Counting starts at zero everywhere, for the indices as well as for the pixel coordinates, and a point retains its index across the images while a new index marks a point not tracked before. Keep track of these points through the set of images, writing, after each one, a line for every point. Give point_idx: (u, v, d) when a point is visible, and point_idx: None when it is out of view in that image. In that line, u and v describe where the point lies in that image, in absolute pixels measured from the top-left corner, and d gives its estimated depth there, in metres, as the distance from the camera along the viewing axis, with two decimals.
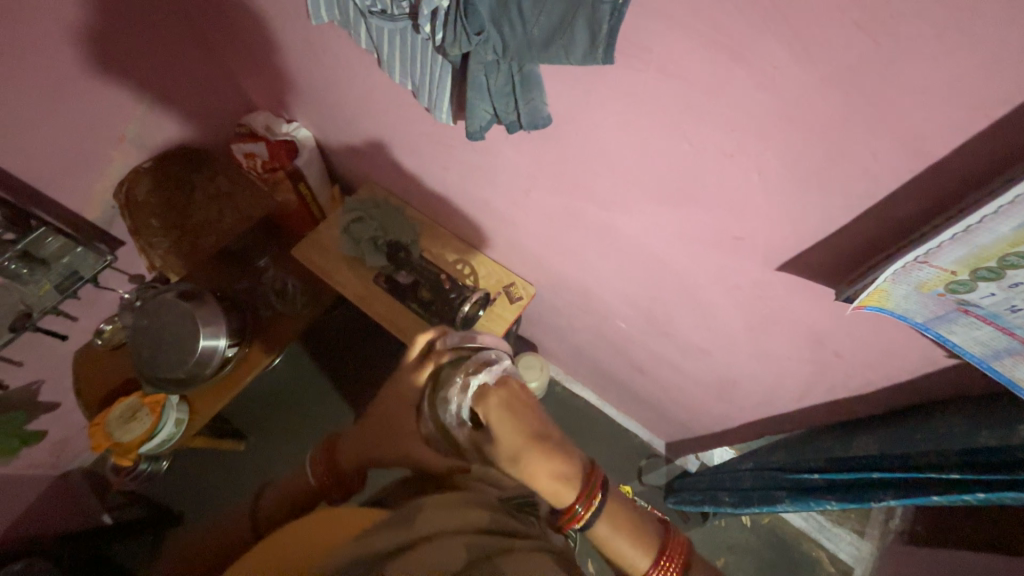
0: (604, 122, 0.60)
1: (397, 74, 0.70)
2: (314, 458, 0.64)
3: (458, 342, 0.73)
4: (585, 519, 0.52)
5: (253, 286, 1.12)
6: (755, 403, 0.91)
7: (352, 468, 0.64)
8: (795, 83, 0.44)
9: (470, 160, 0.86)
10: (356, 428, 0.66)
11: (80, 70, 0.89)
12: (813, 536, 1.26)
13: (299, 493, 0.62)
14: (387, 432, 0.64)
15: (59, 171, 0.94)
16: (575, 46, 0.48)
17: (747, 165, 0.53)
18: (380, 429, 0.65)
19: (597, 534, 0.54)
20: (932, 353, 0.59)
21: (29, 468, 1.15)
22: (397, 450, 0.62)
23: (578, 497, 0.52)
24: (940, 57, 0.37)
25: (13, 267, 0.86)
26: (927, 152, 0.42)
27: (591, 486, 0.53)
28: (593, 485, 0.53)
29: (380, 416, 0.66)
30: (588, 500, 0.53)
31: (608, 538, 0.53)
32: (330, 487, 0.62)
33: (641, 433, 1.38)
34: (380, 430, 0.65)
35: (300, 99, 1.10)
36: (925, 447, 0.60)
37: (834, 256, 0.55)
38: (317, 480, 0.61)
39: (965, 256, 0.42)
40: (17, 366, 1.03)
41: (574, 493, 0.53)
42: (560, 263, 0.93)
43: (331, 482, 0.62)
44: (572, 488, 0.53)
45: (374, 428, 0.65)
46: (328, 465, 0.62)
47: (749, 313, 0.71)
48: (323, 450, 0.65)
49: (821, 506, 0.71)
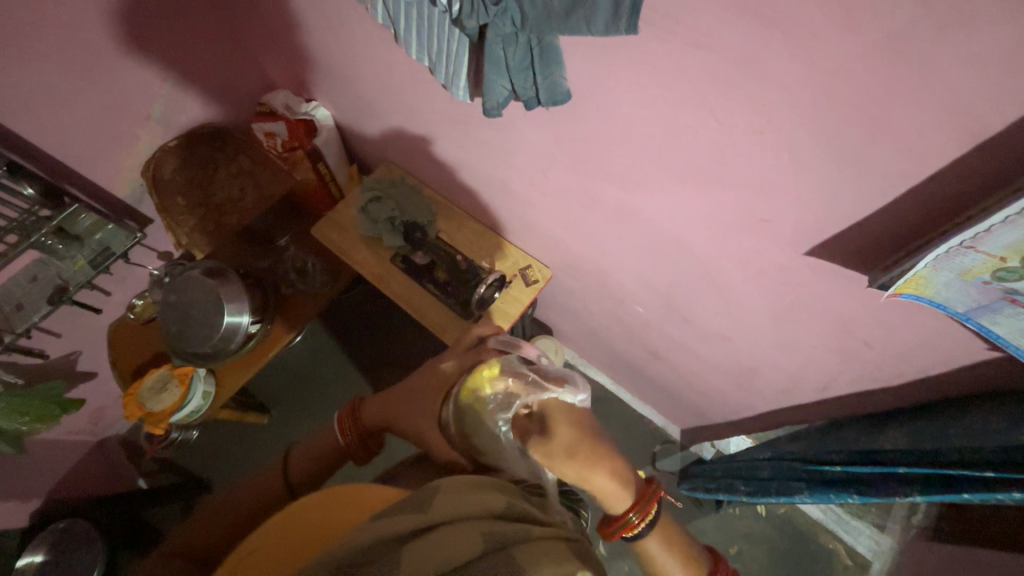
0: (626, 97, 0.58)
1: (414, 50, 0.69)
2: (340, 421, 0.72)
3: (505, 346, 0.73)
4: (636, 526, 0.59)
5: (274, 265, 1.15)
6: (776, 392, 0.89)
7: (372, 430, 0.72)
8: (835, 53, 0.41)
9: (487, 139, 0.84)
10: (379, 397, 0.73)
11: (105, 49, 0.90)
12: (830, 527, 1.24)
13: (324, 451, 0.70)
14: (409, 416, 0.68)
15: (89, 149, 0.97)
16: (596, 16, 0.45)
17: (776, 143, 0.50)
18: (402, 402, 0.70)
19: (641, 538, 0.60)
20: (971, 346, 0.56)
21: (70, 434, 1.22)
22: (410, 427, 0.67)
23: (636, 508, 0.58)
24: (1002, 19, 0.33)
25: (49, 242, 0.90)
26: (980, 128, 0.39)
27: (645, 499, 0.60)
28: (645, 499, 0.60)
29: (409, 393, 0.72)
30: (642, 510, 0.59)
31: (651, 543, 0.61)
32: (354, 447, 0.70)
33: (657, 419, 1.37)
34: (403, 406, 0.70)
35: (319, 77, 1.09)
36: (958, 442, 0.57)
37: (869, 239, 0.52)
38: (343, 440, 0.70)
39: (1017, 241, 0.39)
40: (56, 337, 1.09)
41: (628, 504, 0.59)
42: (578, 245, 0.92)
43: (355, 442, 0.70)
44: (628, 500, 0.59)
45: (398, 400, 0.71)
46: (354, 428, 0.70)
47: (773, 299, 0.69)
48: (349, 412, 0.72)
49: (841, 499, 0.70)
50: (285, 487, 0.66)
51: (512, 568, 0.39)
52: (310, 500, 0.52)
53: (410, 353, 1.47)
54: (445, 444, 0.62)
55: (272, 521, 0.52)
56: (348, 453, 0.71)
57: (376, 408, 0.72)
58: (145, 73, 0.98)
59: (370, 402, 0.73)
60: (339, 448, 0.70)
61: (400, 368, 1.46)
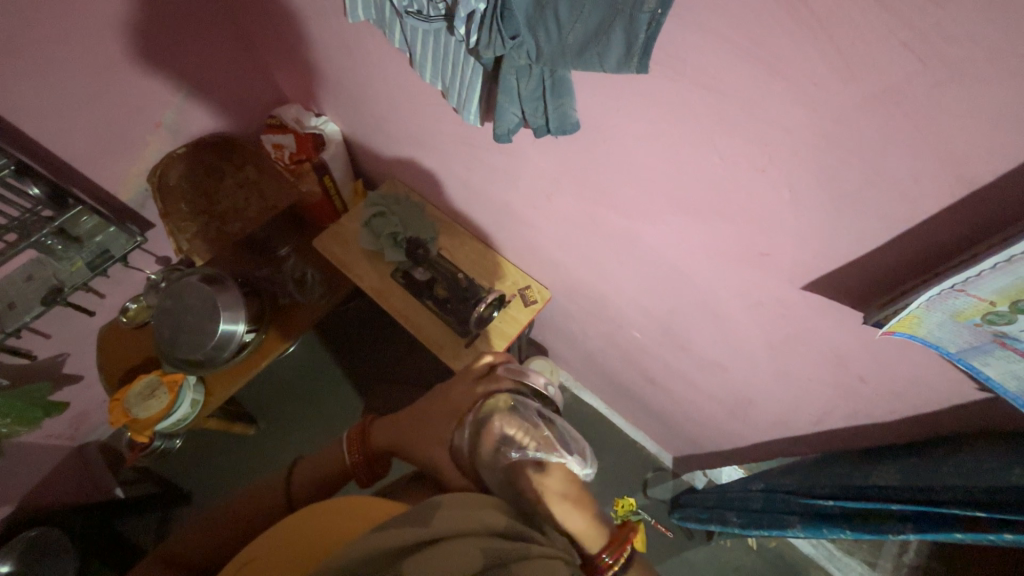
0: (633, 130, 0.60)
1: (428, 74, 0.71)
2: (348, 440, 0.70)
3: (516, 372, 0.73)
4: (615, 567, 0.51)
5: (274, 274, 1.15)
6: (770, 424, 0.89)
7: (380, 453, 0.70)
8: (836, 100, 0.43)
9: (494, 162, 0.86)
10: (390, 417, 0.72)
11: (122, 57, 0.92)
12: (820, 563, 1.23)
13: (329, 471, 0.68)
14: (415, 436, 0.67)
15: (97, 151, 0.98)
16: (609, 54, 0.48)
17: (778, 181, 0.52)
18: (414, 427, 0.68)
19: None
20: (963, 385, 0.57)
21: (48, 438, 1.19)
22: (418, 452, 0.65)
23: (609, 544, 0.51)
24: (992, 79, 0.35)
25: (48, 242, 0.90)
26: (970, 178, 0.41)
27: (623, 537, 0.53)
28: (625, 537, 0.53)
29: (421, 418, 0.70)
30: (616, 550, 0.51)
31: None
32: (359, 469, 0.69)
33: (649, 445, 1.37)
34: (412, 431, 0.68)
35: (330, 92, 1.11)
36: (950, 481, 0.58)
37: (866, 278, 0.54)
38: (350, 460, 0.68)
39: (1005, 286, 0.41)
40: (46, 338, 1.07)
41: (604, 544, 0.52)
42: (578, 268, 0.93)
43: (361, 464, 0.69)
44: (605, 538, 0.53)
45: (407, 423, 0.69)
46: (362, 448, 0.69)
47: (769, 331, 0.70)
48: (357, 433, 0.71)
49: (835, 535, 0.69)
50: (285, 502, 0.65)
51: None
52: (307, 511, 0.53)
53: (404, 368, 1.46)
54: (457, 472, 0.61)
55: (271, 530, 0.52)
56: (353, 474, 0.69)
57: (384, 431, 0.70)
58: (160, 81, 1.00)
59: (378, 424, 0.72)
60: (344, 469, 0.69)
61: (393, 384, 1.45)
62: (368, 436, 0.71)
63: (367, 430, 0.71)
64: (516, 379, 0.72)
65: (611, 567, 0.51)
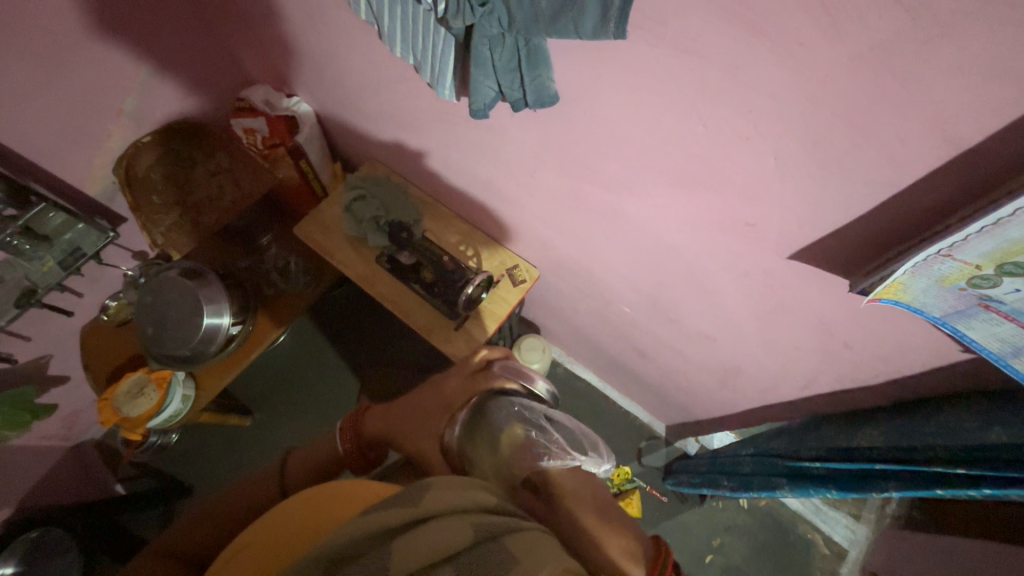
0: (613, 101, 0.58)
1: (398, 49, 0.67)
2: (340, 430, 0.71)
3: (514, 374, 0.74)
4: None
5: (256, 266, 1.13)
6: (759, 391, 0.91)
7: (372, 442, 0.71)
8: (822, 62, 0.41)
9: (474, 139, 0.83)
10: (381, 408, 0.72)
11: (72, 41, 0.86)
12: (808, 518, 1.28)
13: (321, 460, 0.69)
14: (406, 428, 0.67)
15: (57, 144, 0.93)
16: (585, 19, 0.45)
17: (762, 149, 0.50)
18: (402, 416, 0.69)
19: None
20: (947, 348, 0.58)
21: (43, 440, 1.17)
22: (412, 444, 0.65)
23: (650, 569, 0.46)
24: (983, 33, 0.34)
25: (17, 243, 0.85)
26: (958, 138, 0.40)
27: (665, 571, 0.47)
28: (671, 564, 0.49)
29: (409, 409, 0.69)
30: None
31: None
32: (353, 457, 0.69)
33: (642, 415, 1.39)
34: (405, 422, 0.68)
35: (299, 70, 1.06)
36: (931, 441, 0.59)
37: (851, 245, 0.53)
38: (342, 450, 0.69)
39: (992, 250, 0.40)
40: (25, 341, 1.04)
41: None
42: (565, 245, 0.91)
43: (354, 453, 0.69)
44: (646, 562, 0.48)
45: (397, 416, 0.69)
46: (354, 438, 0.70)
47: (756, 301, 0.70)
48: (350, 422, 0.73)
49: (821, 494, 0.73)
50: (280, 490, 0.65)
51: (505, 557, 0.39)
52: (295, 500, 0.52)
53: (396, 352, 1.46)
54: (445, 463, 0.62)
55: (258, 522, 0.52)
56: (346, 463, 0.70)
57: (377, 419, 0.71)
58: (116, 65, 0.95)
59: (372, 413, 0.73)
60: (340, 460, 0.70)
61: (386, 368, 1.45)
62: (360, 425, 0.71)
63: (358, 423, 0.71)
64: (512, 378, 0.73)
65: None
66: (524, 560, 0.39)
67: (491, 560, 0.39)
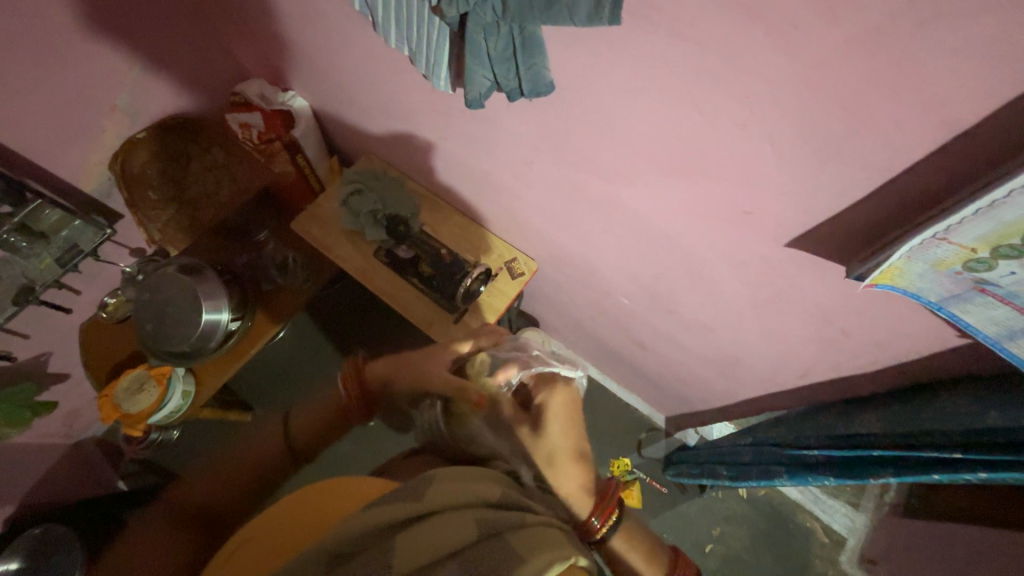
0: (610, 90, 0.57)
1: (393, 39, 0.67)
2: (344, 376, 0.73)
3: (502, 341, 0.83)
4: (602, 531, 0.58)
5: (255, 260, 1.10)
6: (757, 380, 0.91)
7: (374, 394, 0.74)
8: (817, 46, 0.41)
9: (471, 130, 0.83)
10: (385, 358, 0.77)
11: (64, 36, 0.86)
12: (808, 508, 1.28)
13: (328, 414, 0.73)
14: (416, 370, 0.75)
15: (51, 141, 0.92)
16: (579, 6, 0.44)
17: (758, 136, 0.50)
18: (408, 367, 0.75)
19: (614, 548, 0.59)
20: (944, 333, 0.58)
21: (43, 437, 1.18)
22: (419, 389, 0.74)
23: (596, 509, 0.58)
24: (979, 13, 0.33)
25: (11, 240, 0.84)
26: (954, 121, 0.39)
27: (608, 502, 0.59)
28: (610, 502, 0.59)
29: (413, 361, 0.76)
30: (604, 514, 0.58)
31: (623, 552, 0.59)
32: (355, 403, 0.72)
33: (642, 407, 1.40)
34: (410, 371, 0.75)
35: (294, 64, 1.05)
36: (929, 426, 0.59)
37: (849, 231, 0.53)
38: (346, 396, 0.72)
39: (987, 232, 0.40)
40: (24, 338, 1.05)
41: (591, 505, 0.59)
42: (563, 237, 0.91)
43: (357, 399, 0.72)
44: (592, 502, 0.59)
45: (403, 366, 0.75)
46: (358, 387, 0.72)
47: (754, 290, 0.70)
48: (352, 371, 0.74)
49: (819, 482, 0.73)
50: None
51: (506, 552, 0.39)
52: (301, 492, 0.53)
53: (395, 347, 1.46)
54: (448, 434, 0.68)
55: (259, 515, 0.52)
56: (347, 414, 0.73)
57: (381, 367, 0.75)
58: (110, 60, 0.94)
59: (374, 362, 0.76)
60: (341, 404, 0.73)
61: None
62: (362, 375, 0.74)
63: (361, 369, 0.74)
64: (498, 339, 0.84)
65: (600, 529, 0.58)
66: (526, 554, 0.39)
67: (493, 553, 0.39)
